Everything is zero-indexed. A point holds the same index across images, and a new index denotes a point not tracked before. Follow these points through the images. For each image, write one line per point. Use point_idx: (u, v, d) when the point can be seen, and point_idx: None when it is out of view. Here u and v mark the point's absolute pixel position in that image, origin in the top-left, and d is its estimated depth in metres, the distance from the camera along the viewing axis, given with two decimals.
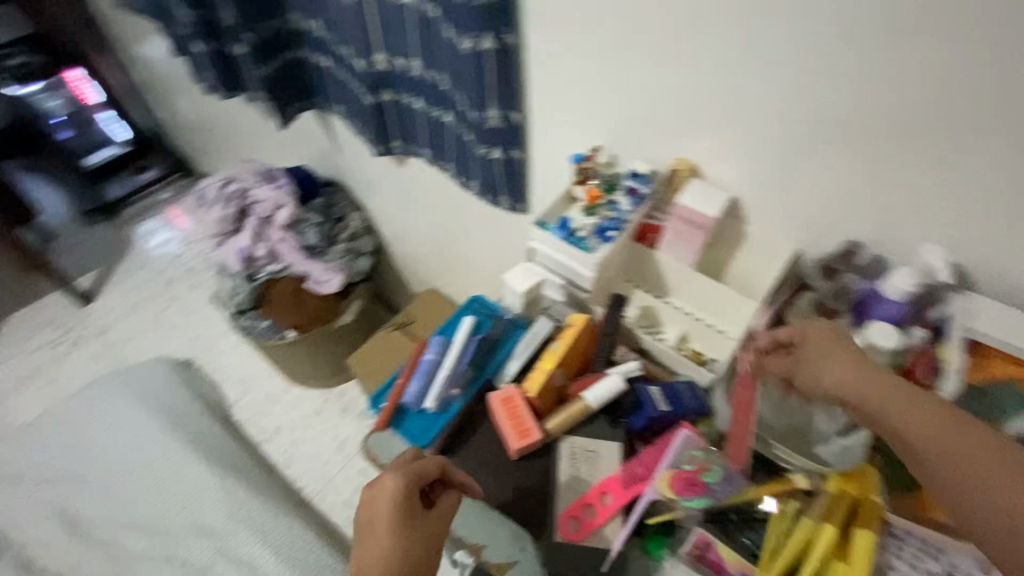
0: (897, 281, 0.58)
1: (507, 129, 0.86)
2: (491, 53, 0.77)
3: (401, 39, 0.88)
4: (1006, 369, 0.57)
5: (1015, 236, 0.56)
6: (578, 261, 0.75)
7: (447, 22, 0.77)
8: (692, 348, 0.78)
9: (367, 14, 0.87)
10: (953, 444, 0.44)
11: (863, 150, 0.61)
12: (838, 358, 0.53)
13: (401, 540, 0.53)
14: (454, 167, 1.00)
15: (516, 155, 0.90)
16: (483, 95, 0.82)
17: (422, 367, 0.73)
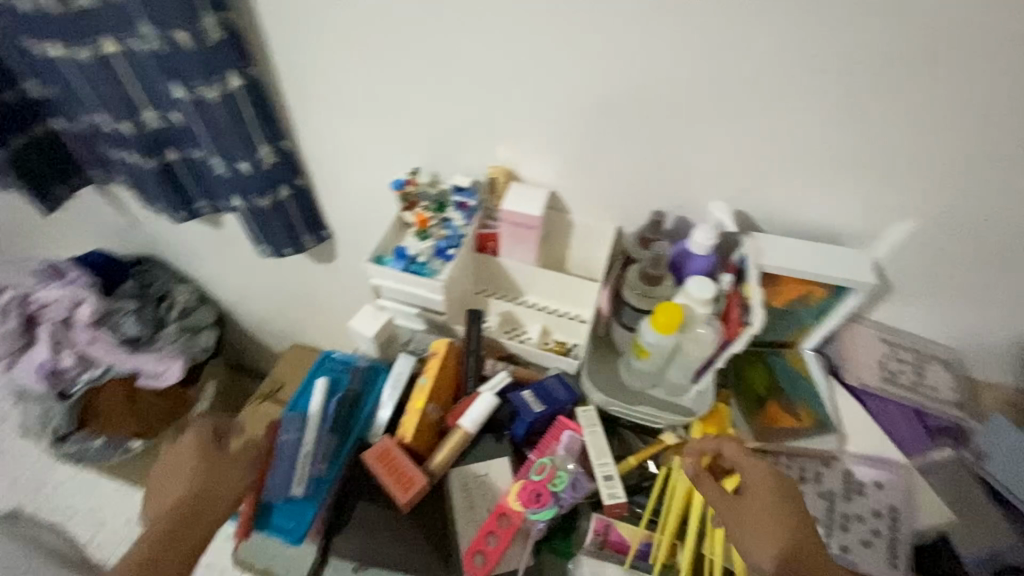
0: (699, 238, 0.66)
1: (283, 160, 0.85)
2: (242, 91, 0.74)
3: (160, 93, 0.78)
4: (795, 289, 0.67)
5: (773, 177, 0.66)
6: (423, 288, 0.73)
7: (172, 80, 0.72)
8: (556, 340, 0.81)
9: (106, 74, 0.76)
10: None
11: (641, 127, 0.66)
12: (764, 500, 0.55)
13: (201, 476, 0.61)
14: (246, 228, 0.93)
15: (301, 184, 0.90)
16: (248, 136, 0.78)
17: (280, 451, 0.64)
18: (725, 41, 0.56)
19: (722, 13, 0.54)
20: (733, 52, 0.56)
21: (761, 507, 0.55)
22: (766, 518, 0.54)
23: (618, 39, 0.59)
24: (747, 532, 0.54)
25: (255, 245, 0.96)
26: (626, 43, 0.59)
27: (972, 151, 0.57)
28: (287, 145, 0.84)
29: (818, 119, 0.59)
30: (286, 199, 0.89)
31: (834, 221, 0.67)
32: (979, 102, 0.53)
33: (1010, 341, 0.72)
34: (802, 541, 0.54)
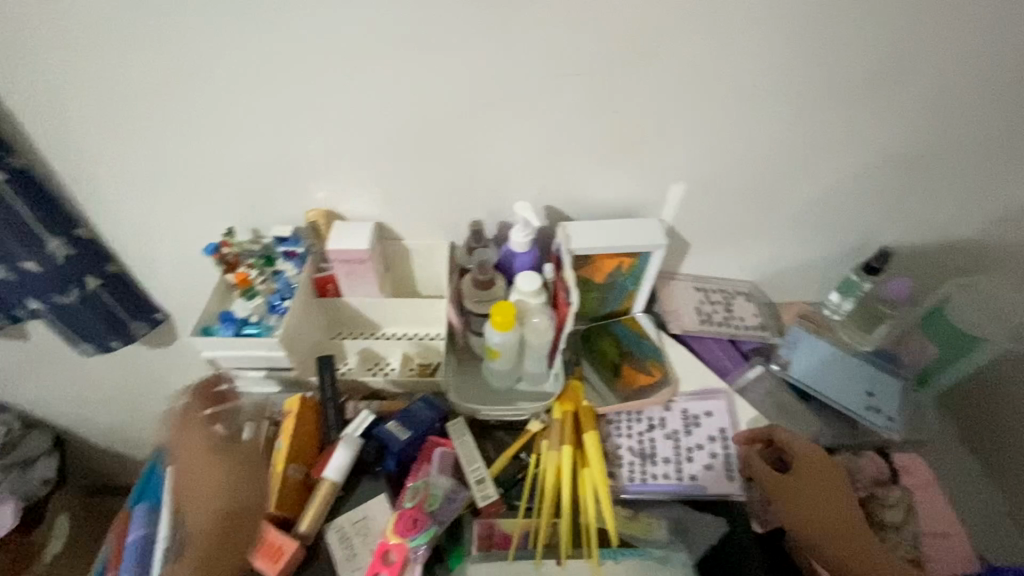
0: (517, 238, 0.72)
1: (83, 249, 0.77)
2: (8, 185, 0.66)
3: None
4: (609, 262, 0.75)
5: (565, 171, 0.73)
6: (260, 349, 0.70)
7: None
8: (420, 363, 0.81)
9: None
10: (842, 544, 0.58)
11: (441, 142, 0.70)
12: (811, 479, 0.61)
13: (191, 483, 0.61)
14: (53, 332, 0.83)
15: (112, 271, 0.82)
16: (30, 232, 0.70)
17: (135, 548, 0.62)
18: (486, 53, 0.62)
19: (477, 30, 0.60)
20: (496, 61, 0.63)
21: (814, 487, 0.61)
22: (813, 495, 0.60)
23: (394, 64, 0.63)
24: (792, 509, 0.60)
25: (71, 347, 0.86)
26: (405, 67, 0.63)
27: (705, 113, 0.68)
28: (85, 233, 0.77)
29: (584, 108, 0.67)
30: (96, 290, 0.80)
31: (628, 197, 0.76)
32: (696, 71, 0.65)
33: (791, 265, 0.85)
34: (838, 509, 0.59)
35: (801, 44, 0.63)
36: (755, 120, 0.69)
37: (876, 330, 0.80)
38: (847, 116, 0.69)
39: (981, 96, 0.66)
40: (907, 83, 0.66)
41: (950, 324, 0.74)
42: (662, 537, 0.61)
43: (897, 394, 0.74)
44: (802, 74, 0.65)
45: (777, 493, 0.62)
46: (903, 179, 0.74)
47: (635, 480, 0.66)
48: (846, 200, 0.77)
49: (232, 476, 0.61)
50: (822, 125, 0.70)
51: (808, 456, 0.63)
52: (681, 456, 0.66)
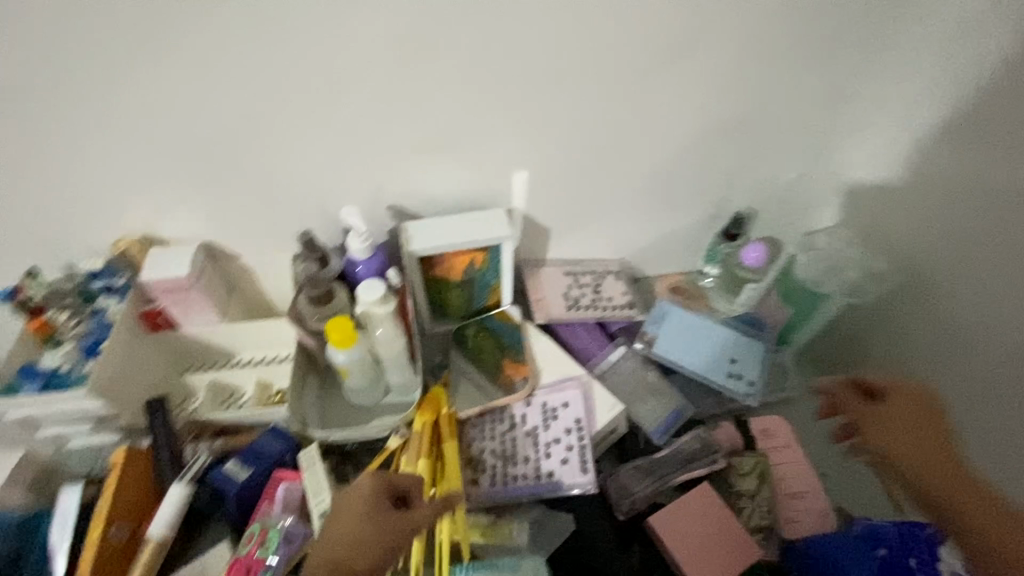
0: (354, 245, 0.67)
1: None
2: None
3: None
4: (459, 260, 0.72)
5: (396, 169, 0.69)
6: (73, 402, 0.63)
7: None
8: (279, 389, 0.75)
9: None
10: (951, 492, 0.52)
11: (244, 149, 0.64)
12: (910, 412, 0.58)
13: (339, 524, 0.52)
14: None
15: None
16: None
17: None
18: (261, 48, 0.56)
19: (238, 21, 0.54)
20: (279, 57, 0.57)
21: (908, 426, 0.58)
22: (911, 433, 0.57)
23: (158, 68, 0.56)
24: (887, 440, 0.58)
25: None
26: (173, 70, 0.56)
27: (526, 95, 0.65)
28: None
29: (395, 102, 0.62)
30: None
31: (469, 189, 0.72)
32: (503, 52, 0.61)
33: (655, 238, 0.84)
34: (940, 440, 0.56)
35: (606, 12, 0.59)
36: (580, 99, 0.66)
37: (737, 297, 0.80)
38: (674, 85, 0.66)
39: (798, 52, 0.65)
40: (724, 46, 0.64)
41: (799, 281, 0.76)
42: (522, 542, 0.60)
43: (760, 358, 0.74)
44: (617, 45, 0.62)
45: (869, 425, 0.60)
46: (743, 143, 0.73)
47: (494, 485, 0.63)
48: (693, 169, 0.76)
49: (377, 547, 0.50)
50: (651, 96, 0.67)
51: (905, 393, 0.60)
52: (540, 453, 0.65)
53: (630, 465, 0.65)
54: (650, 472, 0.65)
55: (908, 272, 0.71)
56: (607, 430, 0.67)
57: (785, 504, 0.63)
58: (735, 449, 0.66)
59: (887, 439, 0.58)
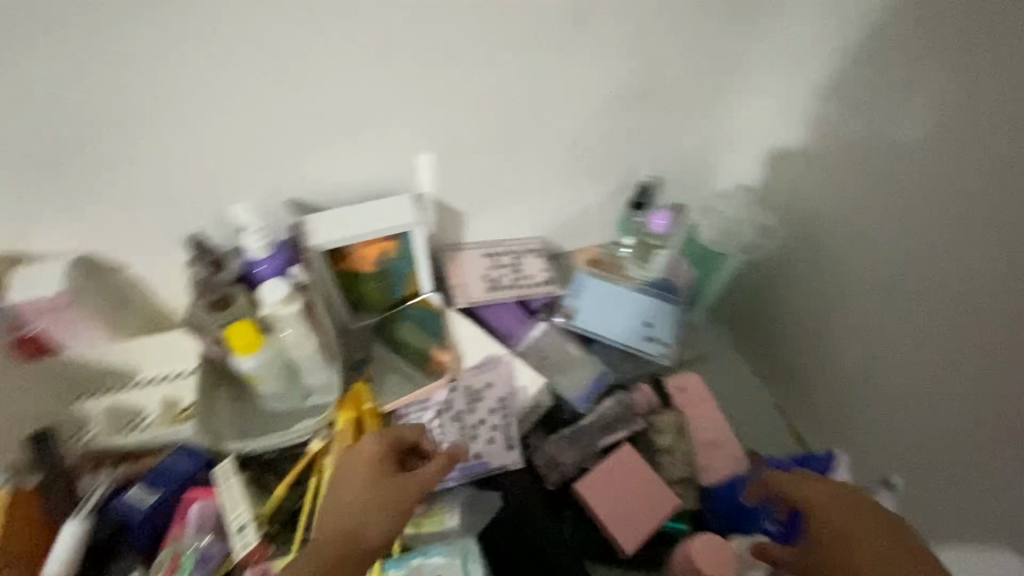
0: (252, 243, 0.62)
1: None
2: None
3: None
4: (370, 251, 0.70)
5: (291, 161, 0.65)
6: None
7: None
8: (184, 407, 0.69)
9: None
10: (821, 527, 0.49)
11: (102, 149, 0.58)
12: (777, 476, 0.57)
13: (356, 485, 0.51)
14: None
15: None
16: None
17: None
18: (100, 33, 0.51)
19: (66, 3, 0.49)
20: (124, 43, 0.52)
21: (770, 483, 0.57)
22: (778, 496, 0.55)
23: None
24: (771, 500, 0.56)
25: None
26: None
27: (411, 75, 0.62)
28: None
29: (276, 88, 0.59)
30: None
31: (374, 177, 0.70)
32: (376, 29, 0.58)
33: (569, 214, 0.84)
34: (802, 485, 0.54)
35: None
36: (473, 77, 0.65)
37: (649, 263, 0.81)
38: (561, 58, 0.66)
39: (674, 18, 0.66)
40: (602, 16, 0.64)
41: (701, 243, 0.79)
42: (453, 526, 0.60)
43: (672, 318, 0.77)
44: (496, 18, 0.61)
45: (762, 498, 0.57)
46: (640, 113, 0.74)
47: None
48: (599, 143, 0.76)
49: (379, 516, 0.50)
50: (543, 71, 0.67)
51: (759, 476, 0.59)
52: (467, 437, 0.65)
53: (556, 437, 0.66)
54: (578, 442, 0.66)
55: (798, 226, 0.74)
56: (530, 406, 0.68)
57: (706, 453, 0.66)
58: (652, 408, 0.69)
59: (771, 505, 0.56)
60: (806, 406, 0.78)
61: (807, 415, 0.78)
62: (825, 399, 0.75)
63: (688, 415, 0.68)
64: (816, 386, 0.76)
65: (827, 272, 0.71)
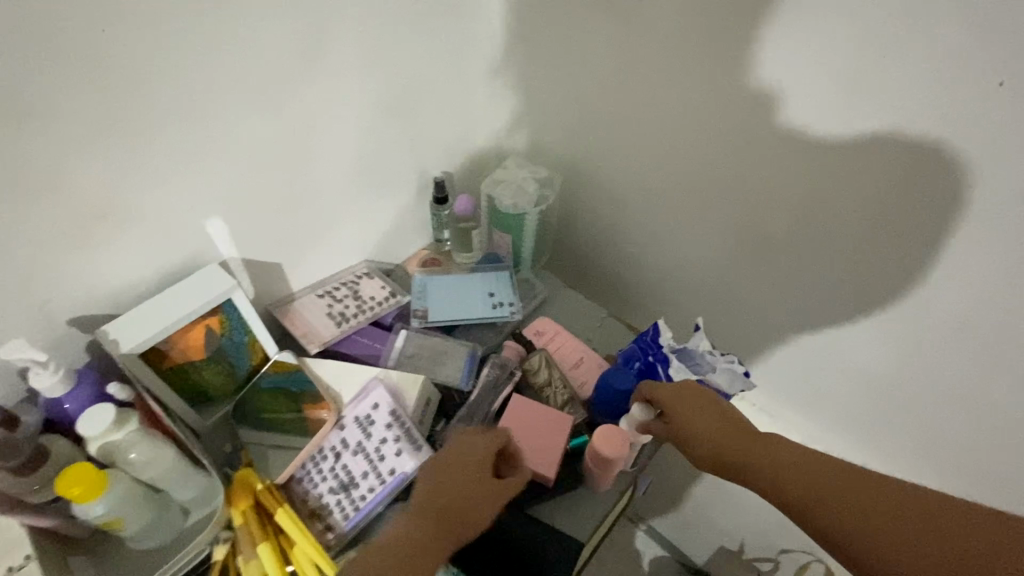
0: (44, 381, 0.55)
1: None
2: None
3: None
4: (196, 335, 0.66)
5: (58, 281, 0.58)
6: None
7: None
8: None
9: None
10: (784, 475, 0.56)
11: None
12: (710, 417, 0.63)
13: (456, 473, 0.60)
14: None
15: None
16: None
17: None
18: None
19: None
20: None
21: (704, 417, 0.63)
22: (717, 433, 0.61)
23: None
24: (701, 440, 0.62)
25: None
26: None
27: (173, 142, 0.59)
28: None
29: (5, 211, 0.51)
30: None
31: (165, 262, 0.66)
32: (115, 104, 0.53)
33: (383, 228, 0.88)
34: (743, 432, 0.61)
35: (218, 38, 0.56)
36: (239, 137, 0.64)
37: (471, 247, 0.90)
38: (323, 94, 0.69)
39: (413, 29, 0.72)
40: (351, 42, 0.67)
41: (502, 211, 0.87)
42: None
43: (507, 280, 0.86)
44: (248, 70, 0.60)
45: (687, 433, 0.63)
46: (415, 121, 0.81)
47: (348, 515, 0.64)
48: (384, 159, 0.81)
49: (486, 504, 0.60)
50: (307, 111, 0.68)
51: (682, 399, 0.64)
52: (373, 461, 0.66)
53: (455, 419, 0.72)
54: (473, 415, 0.72)
55: (567, 170, 0.91)
56: (421, 404, 0.70)
57: (576, 370, 0.79)
58: (523, 357, 0.77)
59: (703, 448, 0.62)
60: (631, 301, 0.98)
61: (633, 307, 0.99)
62: (641, 290, 0.95)
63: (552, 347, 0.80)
64: (631, 283, 0.96)
65: (598, 197, 0.90)
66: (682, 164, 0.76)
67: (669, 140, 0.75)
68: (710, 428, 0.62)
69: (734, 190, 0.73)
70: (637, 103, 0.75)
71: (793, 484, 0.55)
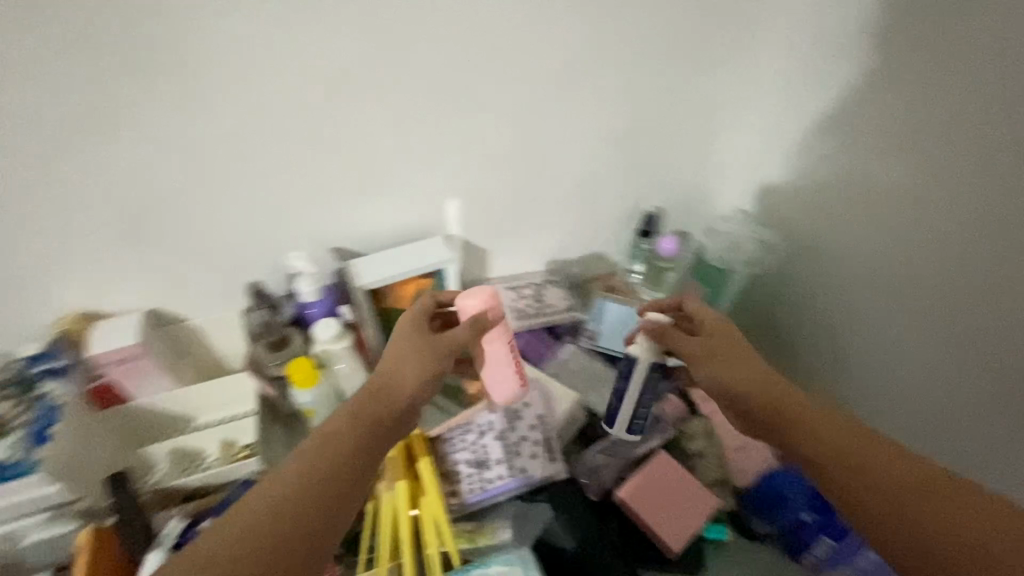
0: (305, 289, 0.70)
1: None
2: None
3: None
4: (410, 290, 0.77)
5: (336, 214, 0.74)
6: (27, 490, 0.64)
7: None
8: (244, 446, 0.73)
9: None
10: (785, 395, 0.53)
11: (160, 198, 0.66)
12: (717, 327, 0.64)
13: (411, 350, 0.57)
14: None
15: None
16: None
17: None
18: (157, 98, 0.59)
19: (132, 74, 0.57)
20: (184, 100, 0.60)
21: (720, 330, 0.63)
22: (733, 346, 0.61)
23: (66, 132, 0.58)
24: (696, 345, 0.63)
25: None
26: (75, 130, 0.59)
27: (442, 123, 0.71)
28: None
29: (322, 152, 0.68)
30: None
31: (406, 223, 0.78)
32: (405, 77, 0.66)
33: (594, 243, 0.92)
34: (742, 350, 0.60)
35: (499, 40, 0.66)
36: (492, 127, 0.73)
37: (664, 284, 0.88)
38: (571, 106, 0.75)
39: (668, 54, 0.74)
40: (604, 53, 0.72)
41: (709, 264, 0.85)
42: (507, 538, 0.64)
43: None
44: (513, 63, 0.69)
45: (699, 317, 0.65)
46: (647, 148, 0.82)
47: (474, 491, 0.67)
48: (607, 177, 0.84)
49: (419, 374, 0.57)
50: (552, 117, 0.75)
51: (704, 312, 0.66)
52: (510, 453, 0.69)
53: (595, 448, 0.72)
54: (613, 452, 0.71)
55: (794, 244, 0.82)
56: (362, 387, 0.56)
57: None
58: (680, 416, 0.74)
59: (684, 343, 0.63)
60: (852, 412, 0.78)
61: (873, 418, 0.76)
62: (860, 399, 0.77)
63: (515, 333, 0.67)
64: (850, 391, 0.78)
65: (828, 279, 0.77)
66: (955, 265, 0.59)
67: (918, 225, 0.62)
68: (730, 350, 0.61)
69: (977, 317, 0.58)
70: (891, 172, 0.63)
71: (776, 403, 0.53)
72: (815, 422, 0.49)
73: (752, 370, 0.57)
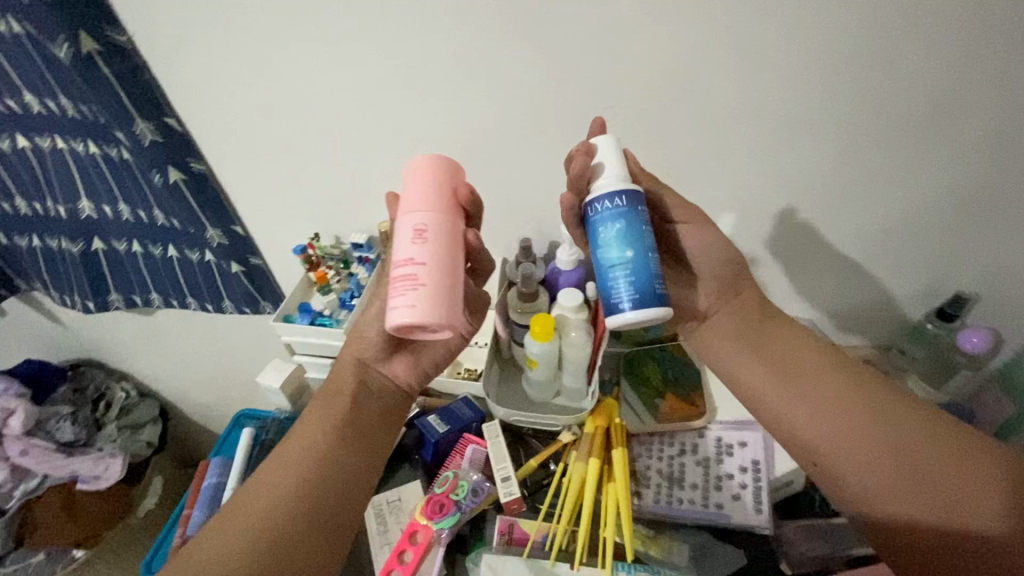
0: (564, 256, 0.76)
1: (235, 241, 0.90)
2: (182, 182, 0.80)
3: (104, 186, 0.82)
4: None
5: None
6: (330, 338, 0.82)
7: (128, 156, 0.77)
8: (467, 368, 0.82)
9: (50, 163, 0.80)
10: (815, 436, 0.56)
11: (488, 152, 0.76)
12: (733, 337, 0.64)
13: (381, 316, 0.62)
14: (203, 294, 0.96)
15: (255, 262, 0.94)
16: (197, 218, 0.84)
17: (205, 493, 0.79)
18: (534, 66, 0.66)
19: (526, 42, 0.64)
20: (552, 72, 0.66)
21: (740, 337, 0.63)
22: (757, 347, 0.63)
23: (457, 82, 0.69)
24: (729, 357, 0.64)
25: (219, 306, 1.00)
26: (462, 80, 0.68)
27: (762, 140, 0.69)
28: (238, 229, 0.89)
29: (636, 141, 0.72)
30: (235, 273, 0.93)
31: None
32: (748, 90, 0.65)
33: (856, 300, 0.86)
34: (755, 361, 0.62)
35: (871, 73, 0.62)
36: (810, 156, 0.70)
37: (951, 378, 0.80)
38: (906, 154, 0.69)
39: None
40: (982, 109, 0.63)
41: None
42: (682, 560, 0.62)
43: None
44: (868, 98, 0.64)
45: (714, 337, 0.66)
46: (967, 218, 0.73)
47: (659, 501, 0.66)
48: (907, 234, 0.77)
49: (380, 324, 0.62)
50: (878, 160, 0.70)
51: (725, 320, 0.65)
52: (708, 484, 0.67)
53: (798, 522, 0.67)
54: (821, 533, 0.65)
55: None
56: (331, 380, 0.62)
57: (448, 303, 0.49)
58: None
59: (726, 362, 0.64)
60: None
61: None
62: None
63: (420, 268, 0.48)
64: None
65: None
66: None
67: None
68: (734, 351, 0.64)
69: None
70: None
71: (823, 437, 0.56)
72: (858, 456, 0.54)
73: (776, 390, 0.59)
